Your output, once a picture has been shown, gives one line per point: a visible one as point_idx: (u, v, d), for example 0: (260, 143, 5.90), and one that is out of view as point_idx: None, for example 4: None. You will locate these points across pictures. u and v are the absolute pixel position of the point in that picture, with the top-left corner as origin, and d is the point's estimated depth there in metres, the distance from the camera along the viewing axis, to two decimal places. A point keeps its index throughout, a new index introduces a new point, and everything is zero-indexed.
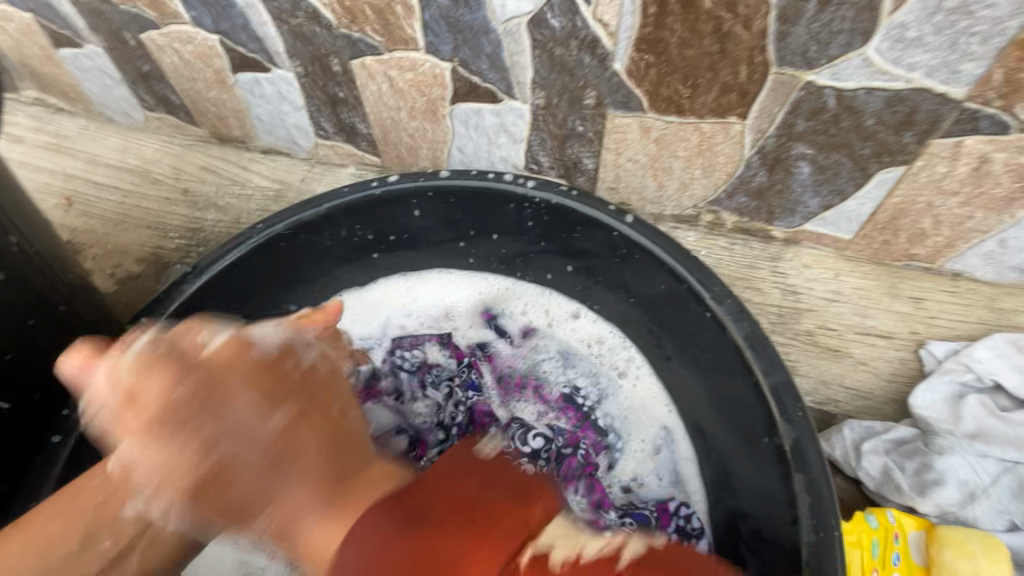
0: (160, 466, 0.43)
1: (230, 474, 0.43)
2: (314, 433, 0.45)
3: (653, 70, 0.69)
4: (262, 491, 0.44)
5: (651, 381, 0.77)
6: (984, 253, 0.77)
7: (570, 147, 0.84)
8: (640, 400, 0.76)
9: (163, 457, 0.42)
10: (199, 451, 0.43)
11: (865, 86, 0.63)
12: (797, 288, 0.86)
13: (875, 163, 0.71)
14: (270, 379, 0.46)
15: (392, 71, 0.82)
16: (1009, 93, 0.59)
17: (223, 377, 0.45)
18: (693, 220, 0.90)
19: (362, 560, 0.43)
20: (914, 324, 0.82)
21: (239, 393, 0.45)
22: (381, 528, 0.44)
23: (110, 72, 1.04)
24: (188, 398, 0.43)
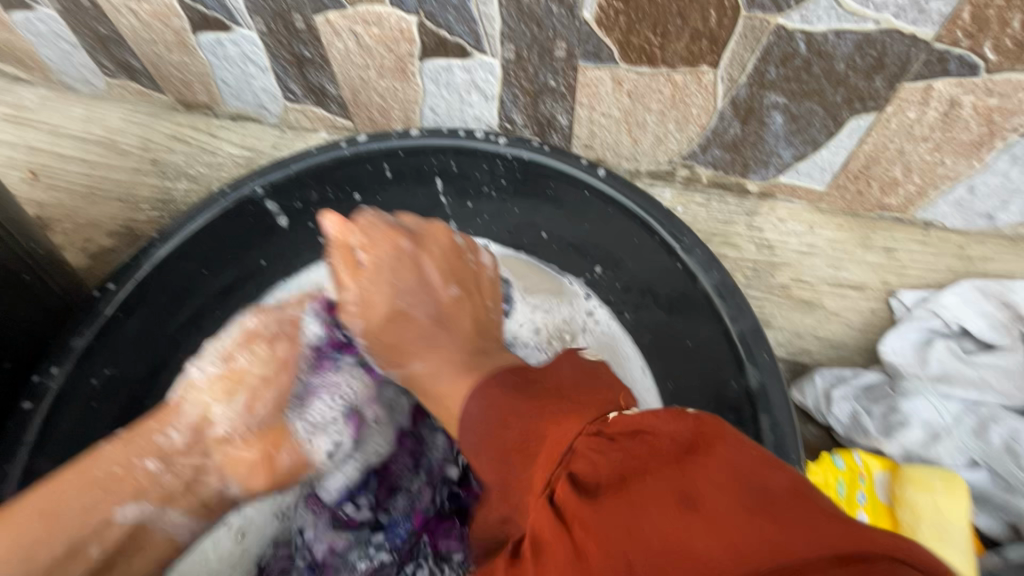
0: (437, 352, 0.65)
1: (425, 376, 0.64)
2: (440, 332, 0.67)
3: (622, 18, 0.67)
4: (437, 379, 0.62)
5: (628, 351, 0.78)
6: (954, 201, 0.78)
7: (543, 103, 0.83)
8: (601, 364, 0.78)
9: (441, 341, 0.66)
10: (452, 343, 0.66)
11: (835, 29, 0.62)
12: (772, 242, 0.86)
13: (846, 110, 0.70)
14: (457, 264, 0.74)
15: (357, 27, 0.79)
16: (977, 33, 0.58)
17: (374, 263, 0.71)
18: (669, 176, 0.89)
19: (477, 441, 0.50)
20: (884, 274, 0.83)
21: (423, 311, 0.69)
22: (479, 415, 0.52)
23: (65, 36, 1.00)
24: (384, 266, 0.70)
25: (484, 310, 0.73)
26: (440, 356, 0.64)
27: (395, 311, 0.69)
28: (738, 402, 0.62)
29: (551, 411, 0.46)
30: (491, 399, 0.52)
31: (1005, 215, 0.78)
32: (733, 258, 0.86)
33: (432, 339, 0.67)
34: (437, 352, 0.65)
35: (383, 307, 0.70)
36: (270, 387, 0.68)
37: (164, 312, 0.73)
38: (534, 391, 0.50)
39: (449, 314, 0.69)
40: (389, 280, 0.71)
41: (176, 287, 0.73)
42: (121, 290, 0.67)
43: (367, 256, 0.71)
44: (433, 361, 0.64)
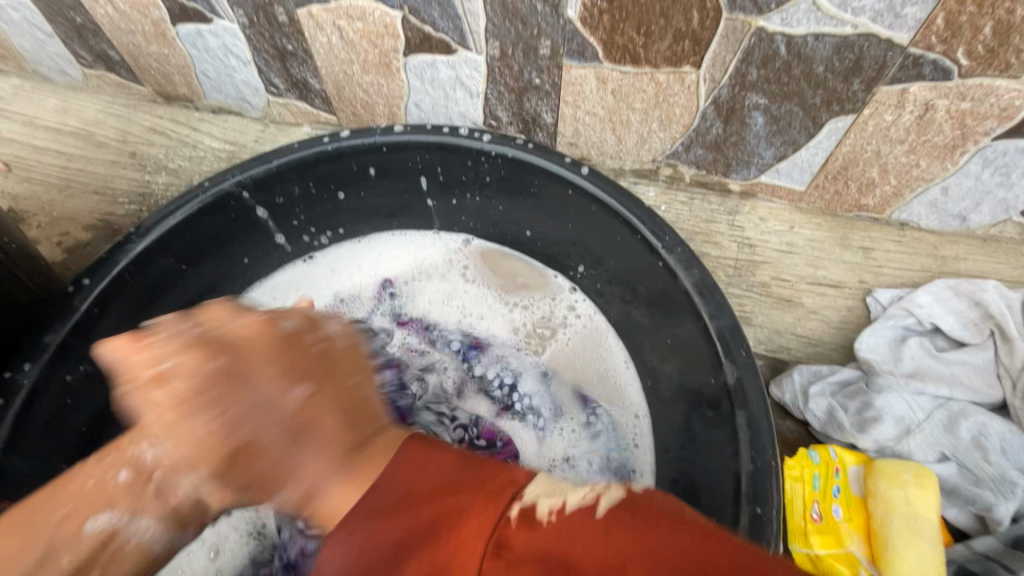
0: (185, 451, 0.49)
1: (253, 450, 0.48)
2: (328, 403, 0.50)
3: (606, 17, 0.68)
4: (284, 465, 0.47)
5: (612, 343, 0.80)
6: (928, 202, 0.80)
7: (528, 101, 0.83)
8: (582, 359, 0.80)
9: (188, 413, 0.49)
10: (228, 427, 0.48)
11: (814, 32, 0.63)
12: (753, 241, 0.87)
13: (825, 112, 0.71)
14: (287, 355, 0.53)
15: (341, 21, 0.79)
16: (951, 38, 0.59)
17: (250, 357, 0.52)
18: (652, 174, 0.90)
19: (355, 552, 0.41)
20: (862, 273, 0.85)
21: (261, 376, 0.50)
22: (366, 532, 0.42)
23: (40, 25, 0.97)
24: (219, 371, 0.50)
25: (349, 392, 0.52)
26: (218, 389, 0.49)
27: (295, 336, 0.55)
28: (715, 398, 0.63)
29: (452, 509, 0.39)
30: (403, 459, 0.45)
31: (977, 216, 0.80)
32: (715, 257, 0.87)
33: (203, 416, 0.49)
34: (236, 421, 0.49)
35: (193, 383, 0.50)
36: (161, 374, 0.51)
37: (142, 308, 0.73)
38: (404, 504, 0.41)
39: (256, 396, 0.49)
40: (223, 385, 0.50)
41: (155, 282, 0.73)
42: (96, 285, 0.66)
43: (238, 341, 0.53)
44: (181, 454, 0.49)
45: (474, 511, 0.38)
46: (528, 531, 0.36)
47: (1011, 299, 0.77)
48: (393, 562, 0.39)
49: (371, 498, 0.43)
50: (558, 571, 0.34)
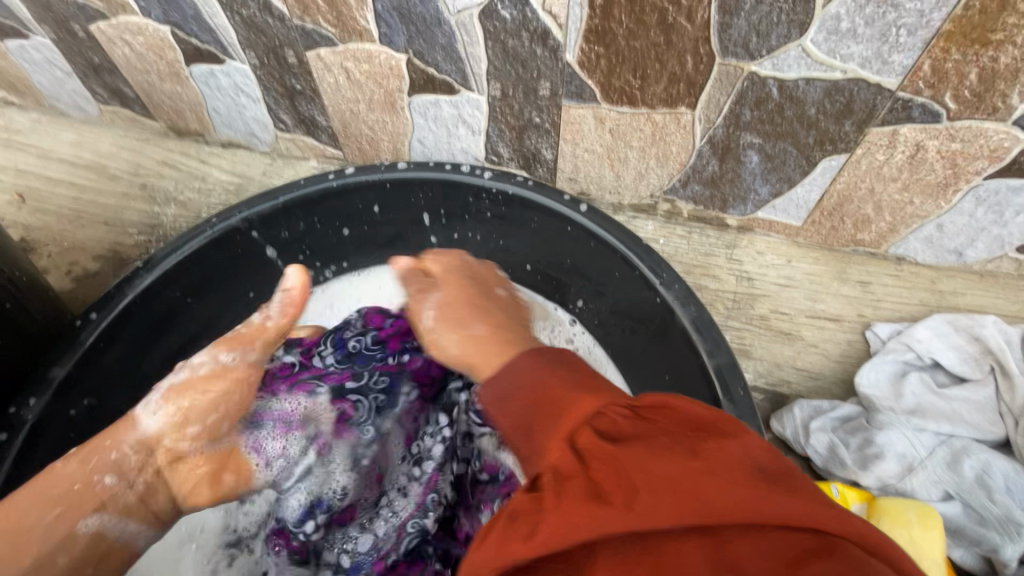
0: (432, 324, 0.71)
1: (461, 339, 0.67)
2: (515, 329, 0.68)
3: (603, 61, 0.70)
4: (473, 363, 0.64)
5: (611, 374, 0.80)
6: (924, 238, 0.81)
7: (529, 138, 0.85)
8: None
9: (458, 310, 0.70)
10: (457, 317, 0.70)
11: (805, 77, 0.65)
12: (752, 274, 0.88)
13: (818, 152, 0.73)
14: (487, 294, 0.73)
15: (348, 63, 0.82)
16: (937, 83, 0.61)
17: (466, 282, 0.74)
18: (651, 209, 0.91)
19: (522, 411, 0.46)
20: (860, 307, 0.85)
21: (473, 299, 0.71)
22: (521, 400, 0.47)
23: (59, 64, 1.01)
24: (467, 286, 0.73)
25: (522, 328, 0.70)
26: (447, 300, 0.72)
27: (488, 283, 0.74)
28: None
29: (584, 396, 0.44)
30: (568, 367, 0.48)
31: (973, 252, 0.80)
32: (714, 290, 0.88)
33: (443, 312, 0.71)
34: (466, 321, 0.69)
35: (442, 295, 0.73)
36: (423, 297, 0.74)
37: (146, 342, 0.73)
38: (556, 407, 0.44)
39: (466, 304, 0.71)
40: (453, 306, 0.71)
41: (161, 315, 0.74)
42: (104, 319, 0.67)
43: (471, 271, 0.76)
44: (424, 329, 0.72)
45: (591, 395, 0.43)
46: (639, 420, 0.40)
47: (1011, 334, 0.77)
48: (522, 425, 0.45)
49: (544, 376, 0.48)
50: (659, 445, 0.37)
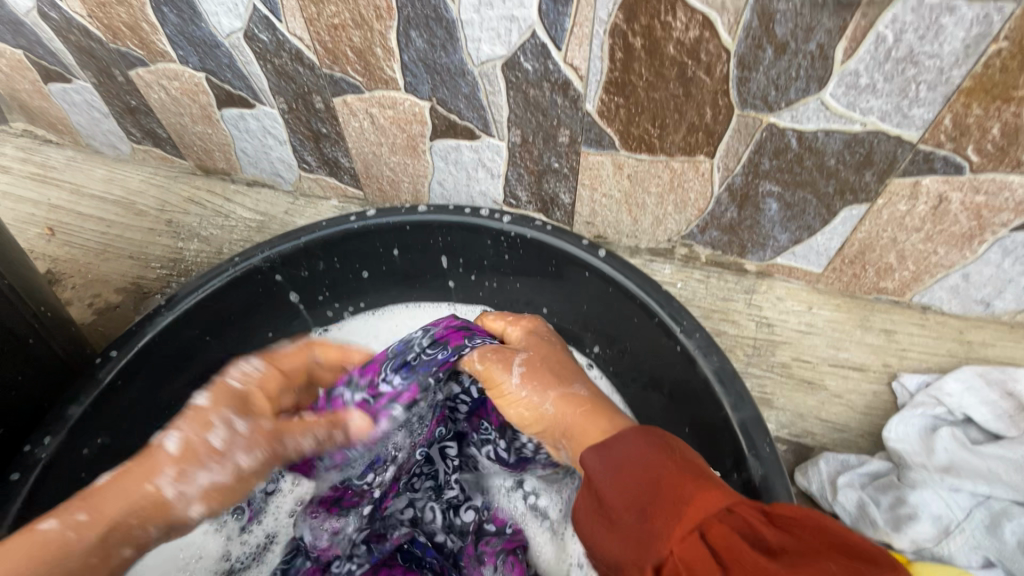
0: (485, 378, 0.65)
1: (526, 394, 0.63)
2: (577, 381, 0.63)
3: (623, 111, 0.72)
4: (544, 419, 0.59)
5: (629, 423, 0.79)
6: (949, 287, 0.79)
7: (547, 183, 0.86)
8: None
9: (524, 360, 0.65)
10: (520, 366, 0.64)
11: (825, 129, 0.66)
12: (772, 320, 0.87)
13: (838, 201, 0.73)
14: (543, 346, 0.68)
15: (373, 108, 0.84)
16: (959, 137, 0.61)
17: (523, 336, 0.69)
18: (669, 253, 0.91)
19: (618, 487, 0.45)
20: (885, 356, 0.83)
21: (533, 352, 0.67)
22: (613, 478, 0.46)
23: (98, 106, 1.05)
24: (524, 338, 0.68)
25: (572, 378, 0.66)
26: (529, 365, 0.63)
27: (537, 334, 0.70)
28: (739, 494, 0.60)
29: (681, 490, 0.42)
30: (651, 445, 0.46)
31: (1001, 302, 0.79)
32: (734, 335, 0.86)
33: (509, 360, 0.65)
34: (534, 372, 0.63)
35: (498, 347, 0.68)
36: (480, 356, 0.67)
37: (162, 383, 0.74)
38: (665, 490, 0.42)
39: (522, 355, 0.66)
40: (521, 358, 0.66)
41: (178, 353, 0.74)
42: (123, 357, 0.68)
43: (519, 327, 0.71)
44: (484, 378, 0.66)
45: (714, 488, 0.41)
46: (777, 528, 0.39)
47: None
48: (642, 507, 0.42)
49: (631, 468, 0.45)
50: (818, 564, 0.36)
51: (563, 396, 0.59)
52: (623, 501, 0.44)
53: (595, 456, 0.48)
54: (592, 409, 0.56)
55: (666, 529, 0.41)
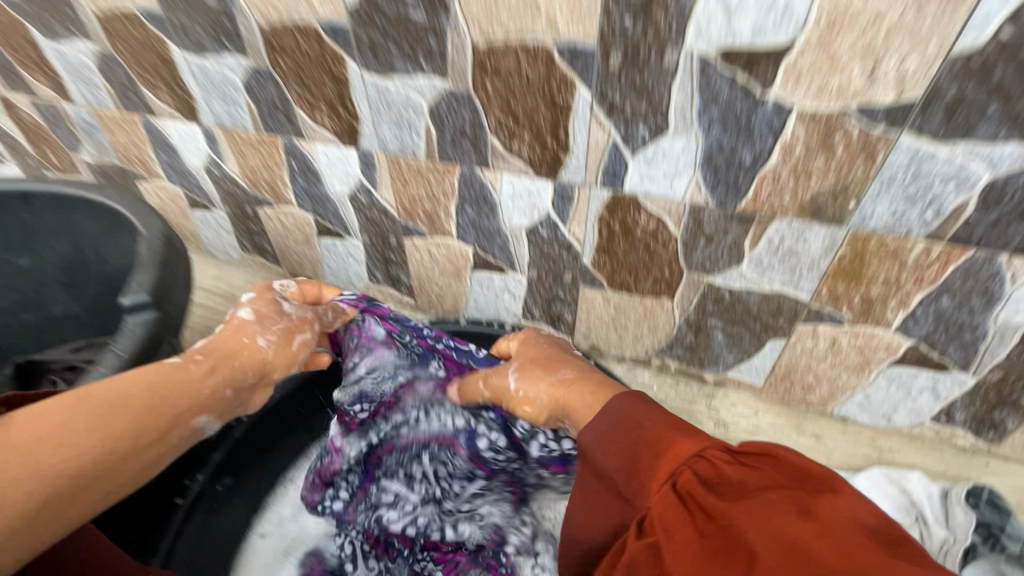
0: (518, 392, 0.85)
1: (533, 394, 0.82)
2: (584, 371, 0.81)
3: (608, 265, 1.03)
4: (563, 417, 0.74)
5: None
6: (858, 403, 1.04)
7: (555, 306, 1.16)
8: None
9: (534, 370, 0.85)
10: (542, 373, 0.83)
11: (746, 288, 0.95)
12: (725, 421, 1.11)
13: (765, 335, 1.01)
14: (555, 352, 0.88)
15: (431, 247, 1.18)
16: (835, 301, 0.90)
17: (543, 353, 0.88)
18: (647, 362, 1.19)
19: (608, 442, 0.63)
20: (815, 456, 1.06)
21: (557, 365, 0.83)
22: (605, 439, 0.63)
23: (225, 226, 1.42)
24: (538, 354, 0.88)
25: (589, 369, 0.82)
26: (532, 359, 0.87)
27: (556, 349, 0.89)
28: None
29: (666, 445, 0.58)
30: (624, 408, 0.65)
31: (899, 417, 1.03)
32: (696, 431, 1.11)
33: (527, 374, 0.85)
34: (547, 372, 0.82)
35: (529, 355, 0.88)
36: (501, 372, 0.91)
37: None
38: (648, 445, 0.60)
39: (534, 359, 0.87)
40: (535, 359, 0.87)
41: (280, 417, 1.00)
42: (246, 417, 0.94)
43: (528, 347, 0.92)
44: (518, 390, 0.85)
45: (691, 441, 0.58)
46: (742, 465, 0.54)
47: (931, 488, 0.96)
48: (628, 468, 0.59)
49: (618, 439, 0.62)
50: (777, 488, 0.51)
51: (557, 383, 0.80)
52: (615, 466, 0.60)
53: (589, 435, 0.65)
54: (585, 390, 0.74)
55: (649, 479, 0.57)
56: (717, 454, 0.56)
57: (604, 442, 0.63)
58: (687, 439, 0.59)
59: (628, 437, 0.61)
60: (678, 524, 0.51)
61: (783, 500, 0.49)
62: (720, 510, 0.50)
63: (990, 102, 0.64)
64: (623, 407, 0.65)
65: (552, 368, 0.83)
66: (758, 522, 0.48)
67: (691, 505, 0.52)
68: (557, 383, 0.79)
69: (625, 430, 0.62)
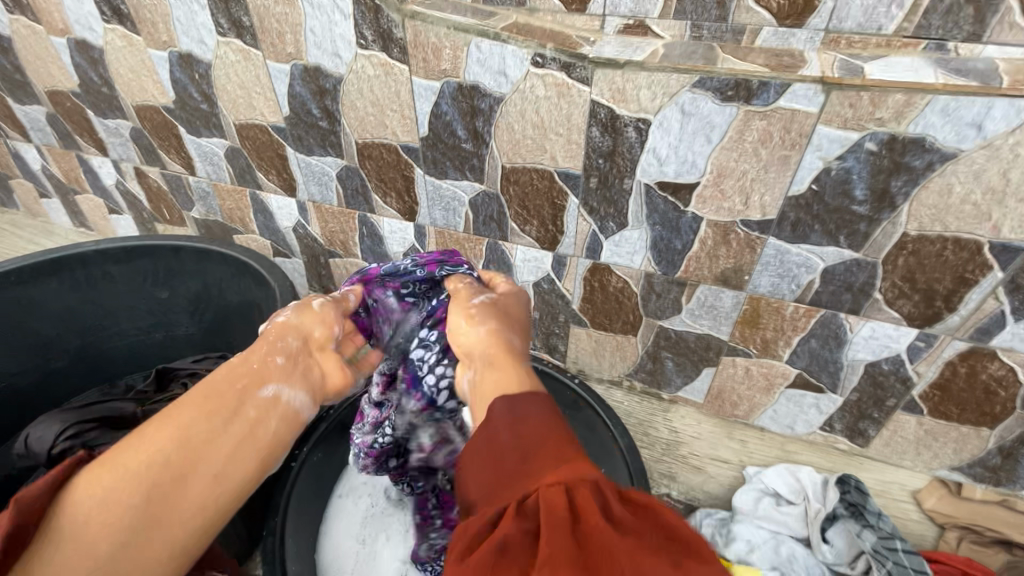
0: (470, 326, 0.88)
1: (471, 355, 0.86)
2: (517, 365, 0.80)
3: (591, 310, 1.44)
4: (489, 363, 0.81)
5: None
6: (770, 416, 1.44)
7: (552, 339, 1.57)
8: None
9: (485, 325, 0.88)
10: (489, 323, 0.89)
11: (685, 330, 1.36)
12: (676, 428, 1.50)
13: (701, 363, 1.41)
14: (505, 323, 0.90)
15: None
16: (744, 340, 1.31)
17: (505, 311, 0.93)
18: (620, 383, 1.59)
19: (511, 418, 0.67)
20: (740, 455, 1.45)
21: (508, 336, 0.87)
22: (500, 424, 0.67)
23: (299, 270, 1.84)
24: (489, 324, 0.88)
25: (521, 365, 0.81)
26: (487, 349, 0.83)
27: (506, 325, 0.89)
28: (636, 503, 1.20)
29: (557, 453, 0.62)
30: (539, 403, 0.69)
31: (798, 426, 1.42)
32: (654, 435, 1.50)
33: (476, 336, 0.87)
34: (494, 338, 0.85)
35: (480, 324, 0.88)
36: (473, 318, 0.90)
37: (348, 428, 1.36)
38: (535, 445, 0.63)
39: (488, 314, 0.91)
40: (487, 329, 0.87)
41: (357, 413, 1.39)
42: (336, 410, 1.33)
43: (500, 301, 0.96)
44: (468, 327, 0.88)
45: (576, 458, 0.62)
46: (623, 501, 0.58)
47: (817, 478, 1.34)
48: (526, 451, 0.63)
49: (511, 434, 0.66)
50: (644, 540, 0.53)
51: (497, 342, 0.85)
52: (509, 439, 0.65)
53: (503, 405, 0.69)
54: (509, 370, 0.78)
55: (536, 472, 0.60)
56: (607, 486, 0.58)
57: (510, 420, 0.67)
58: (583, 460, 0.62)
59: (526, 426, 0.66)
60: (527, 549, 0.53)
61: (645, 550, 0.52)
62: (587, 526, 0.54)
63: (814, 223, 1.07)
64: (539, 400, 0.70)
65: (499, 325, 0.89)
66: (616, 538, 0.53)
67: (564, 540, 0.53)
68: (501, 342, 0.85)
69: (527, 427, 0.65)
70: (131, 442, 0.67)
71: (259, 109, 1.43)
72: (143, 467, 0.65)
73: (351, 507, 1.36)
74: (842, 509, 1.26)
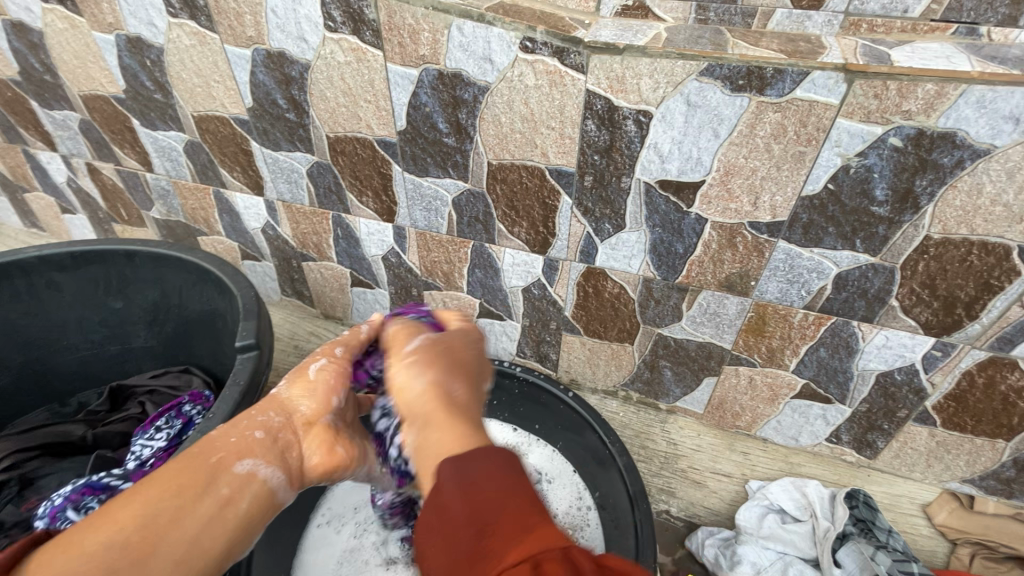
0: (412, 372, 0.77)
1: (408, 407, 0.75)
2: (461, 416, 0.70)
3: (584, 317, 1.35)
4: (428, 417, 0.70)
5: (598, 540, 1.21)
6: (773, 427, 1.36)
7: (543, 347, 1.47)
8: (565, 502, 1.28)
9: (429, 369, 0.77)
10: (429, 364, 0.78)
11: (685, 338, 1.27)
12: (675, 440, 1.42)
13: (702, 373, 1.33)
14: (452, 363, 0.79)
15: (445, 298, 1.49)
16: (748, 349, 1.23)
17: (455, 347, 0.83)
18: (615, 393, 1.50)
19: (462, 484, 0.57)
20: (743, 468, 1.37)
21: (453, 383, 0.76)
22: (453, 486, 0.58)
23: (270, 274, 1.71)
24: (432, 366, 0.78)
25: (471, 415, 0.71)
26: (431, 400, 0.72)
27: (452, 366, 0.79)
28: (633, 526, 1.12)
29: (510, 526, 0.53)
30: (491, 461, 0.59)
31: (803, 437, 1.35)
32: (652, 448, 1.41)
33: (418, 379, 0.76)
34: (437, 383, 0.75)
35: (417, 372, 0.77)
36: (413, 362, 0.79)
37: None
38: (487, 523, 0.53)
39: (435, 353, 0.80)
40: (433, 373, 0.77)
41: None
42: None
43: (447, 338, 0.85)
44: (409, 373, 0.77)
45: (536, 527, 0.52)
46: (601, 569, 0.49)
47: (824, 493, 1.27)
48: (480, 527, 0.53)
49: (458, 503, 0.56)
50: None
51: (440, 391, 0.74)
52: (458, 511, 0.55)
53: (450, 471, 0.59)
54: (456, 424, 0.68)
55: (494, 552, 0.51)
56: (579, 556, 0.49)
57: (458, 484, 0.58)
58: (550, 528, 0.53)
59: (474, 493, 0.56)
60: None
61: None
62: None
63: (828, 225, 0.99)
64: (492, 457, 0.59)
65: (443, 373, 0.77)
66: None
67: None
68: (445, 392, 0.74)
69: (476, 488, 0.56)
70: (92, 531, 0.59)
71: (220, 99, 1.29)
72: (109, 546, 0.58)
73: (331, 537, 1.25)
74: (852, 526, 1.17)
